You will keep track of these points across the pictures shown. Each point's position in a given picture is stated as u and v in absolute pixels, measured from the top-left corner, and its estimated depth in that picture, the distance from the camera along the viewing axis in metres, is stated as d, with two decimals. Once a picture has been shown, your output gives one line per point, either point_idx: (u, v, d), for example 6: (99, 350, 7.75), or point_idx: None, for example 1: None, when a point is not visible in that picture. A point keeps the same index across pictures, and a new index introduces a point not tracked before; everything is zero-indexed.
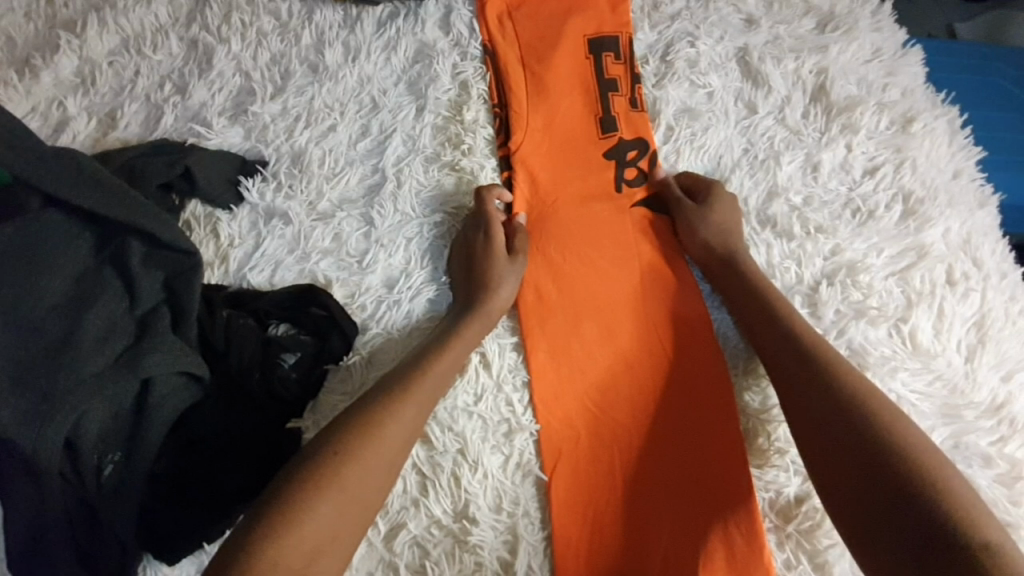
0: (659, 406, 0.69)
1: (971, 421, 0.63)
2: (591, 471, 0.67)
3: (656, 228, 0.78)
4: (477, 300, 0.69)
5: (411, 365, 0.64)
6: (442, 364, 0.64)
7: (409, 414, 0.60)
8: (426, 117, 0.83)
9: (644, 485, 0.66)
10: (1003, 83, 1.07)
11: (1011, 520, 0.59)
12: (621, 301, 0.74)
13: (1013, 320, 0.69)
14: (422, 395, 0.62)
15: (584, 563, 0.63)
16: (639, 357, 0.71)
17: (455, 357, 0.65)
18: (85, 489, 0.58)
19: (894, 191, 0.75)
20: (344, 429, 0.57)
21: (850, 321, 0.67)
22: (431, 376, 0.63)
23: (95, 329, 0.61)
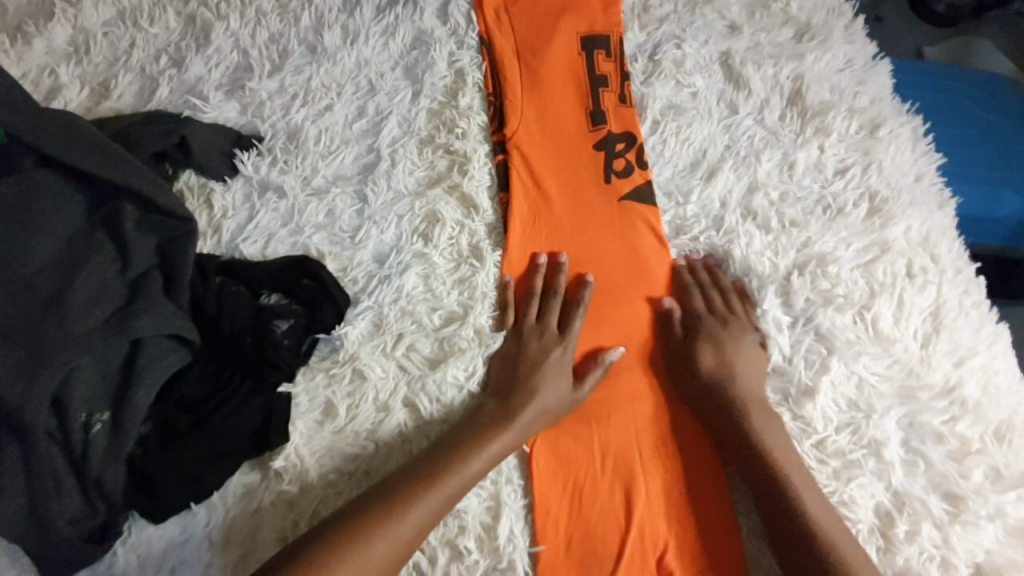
0: (636, 400, 0.72)
1: (925, 402, 0.67)
2: (571, 449, 0.69)
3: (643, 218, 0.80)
4: (522, 398, 0.67)
5: (456, 440, 0.64)
6: (490, 448, 0.64)
7: (443, 500, 0.60)
8: (423, 101, 0.85)
9: (625, 463, 0.69)
10: (964, 104, 1.18)
11: (961, 491, 0.63)
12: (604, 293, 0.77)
13: (967, 310, 0.74)
14: (464, 481, 0.62)
15: (563, 533, 0.65)
16: (621, 351, 0.74)
17: (498, 451, 0.64)
18: (73, 447, 0.59)
19: (861, 190, 0.80)
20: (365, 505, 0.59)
21: (818, 309, 0.72)
22: (475, 460, 0.63)
23: (86, 289, 0.62)
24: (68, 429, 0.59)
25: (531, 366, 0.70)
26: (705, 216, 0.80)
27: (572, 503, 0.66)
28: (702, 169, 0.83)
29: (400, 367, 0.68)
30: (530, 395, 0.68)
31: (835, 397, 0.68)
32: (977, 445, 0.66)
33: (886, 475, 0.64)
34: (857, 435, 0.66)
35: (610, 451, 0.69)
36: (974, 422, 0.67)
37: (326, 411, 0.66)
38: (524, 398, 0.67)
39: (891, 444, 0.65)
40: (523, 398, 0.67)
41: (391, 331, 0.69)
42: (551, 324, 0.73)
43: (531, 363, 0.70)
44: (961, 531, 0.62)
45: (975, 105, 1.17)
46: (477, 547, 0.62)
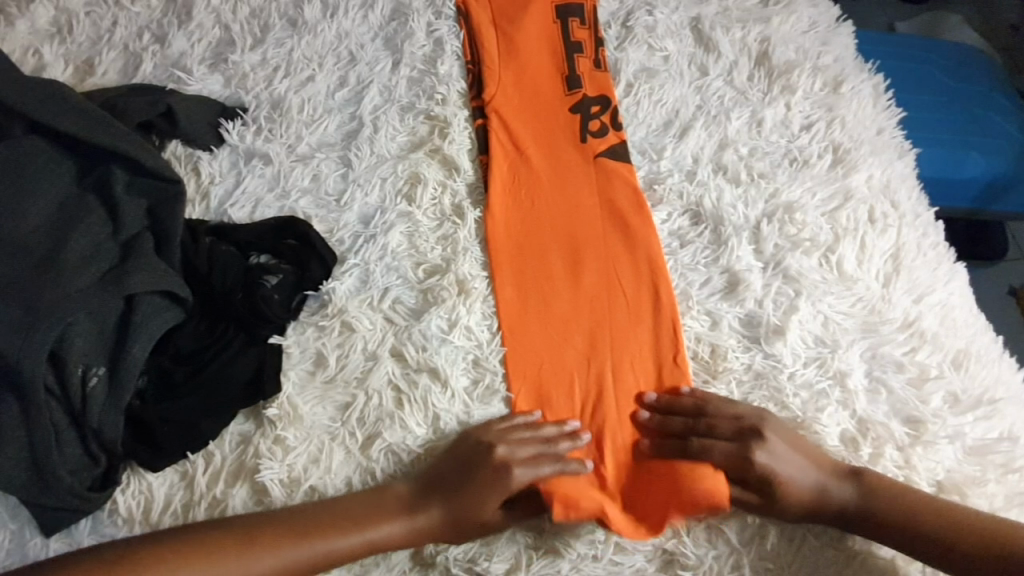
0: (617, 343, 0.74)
1: (887, 335, 0.71)
2: (554, 397, 0.71)
3: (614, 172, 0.83)
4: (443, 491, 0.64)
5: (358, 516, 0.61)
6: (371, 531, 0.61)
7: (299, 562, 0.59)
8: (402, 70, 0.87)
9: (606, 401, 0.71)
10: (932, 71, 1.22)
11: (920, 415, 0.67)
12: (579, 244, 0.79)
13: (925, 252, 0.78)
14: (323, 555, 0.59)
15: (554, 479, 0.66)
16: (600, 298, 0.76)
17: (375, 541, 0.61)
18: (72, 399, 0.61)
19: (826, 143, 0.84)
20: (238, 544, 0.58)
21: (786, 253, 0.75)
22: (349, 538, 0.60)
23: (80, 250, 0.64)
24: (65, 382, 0.61)
25: (464, 461, 0.65)
26: (678, 171, 0.83)
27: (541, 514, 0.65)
28: (675, 126, 0.86)
29: (387, 319, 0.71)
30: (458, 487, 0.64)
31: (804, 333, 0.71)
32: (935, 372, 0.70)
33: (851, 404, 0.68)
34: (824, 368, 0.70)
35: (594, 389, 0.71)
36: (932, 351, 0.71)
37: (317, 362, 0.68)
38: (459, 491, 0.64)
39: (855, 375, 0.69)
40: (433, 503, 0.63)
41: (377, 286, 0.73)
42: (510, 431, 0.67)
43: (470, 468, 0.65)
44: (922, 452, 0.66)
45: (942, 72, 1.22)
46: None
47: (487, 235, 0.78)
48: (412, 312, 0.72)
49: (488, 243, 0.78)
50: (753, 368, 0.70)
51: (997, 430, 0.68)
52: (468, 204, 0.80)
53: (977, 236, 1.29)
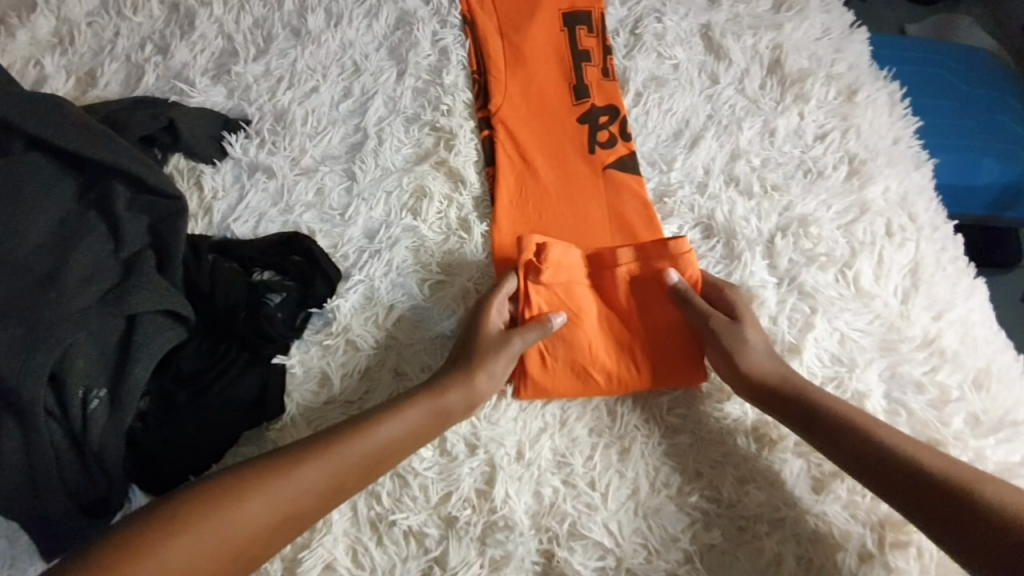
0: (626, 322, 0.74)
1: (906, 353, 0.69)
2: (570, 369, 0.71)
3: (624, 184, 0.81)
4: (458, 369, 0.65)
5: (388, 405, 0.63)
6: (411, 413, 0.63)
7: (350, 462, 0.58)
8: (407, 81, 0.86)
9: (627, 375, 0.71)
10: (945, 74, 1.19)
11: (942, 437, 0.65)
12: (588, 224, 0.80)
13: (944, 266, 0.76)
14: (375, 445, 0.60)
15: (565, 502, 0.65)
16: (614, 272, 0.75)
17: (416, 421, 0.62)
18: (72, 422, 0.60)
19: (840, 154, 0.82)
20: (281, 467, 0.56)
21: (801, 268, 0.74)
22: (389, 423, 0.61)
23: (80, 269, 0.63)
24: (65, 405, 0.60)
25: (463, 347, 0.67)
26: (689, 182, 0.81)
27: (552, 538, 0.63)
28: (686, 137, 0.84)
29: (392, 338, 0.70)
30: (468, 366, 0.66)
31: (819, 351, 0.69)
32: (956, 392, 0.68)
33: None
34: (841, 388, 0.68)
35: (614, 364, 0.72)
36: (953, 370, 0.69)
37: (322, 382, 0.68)
38: (469, 363, 0.66)
39: (873, 395, 0.67)
40: (455, 381, 0.65)
41: (382, 303, 0.72)
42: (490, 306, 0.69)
43: (477, 350, 0.67)
44: None
45: (955, 75, 1.19)
46: (469, 510, 0.64)
47: (494, 250, 0.77)
48: (416, 325, 0.71)
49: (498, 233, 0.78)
50: None
51: (1021, 453, 0.66)
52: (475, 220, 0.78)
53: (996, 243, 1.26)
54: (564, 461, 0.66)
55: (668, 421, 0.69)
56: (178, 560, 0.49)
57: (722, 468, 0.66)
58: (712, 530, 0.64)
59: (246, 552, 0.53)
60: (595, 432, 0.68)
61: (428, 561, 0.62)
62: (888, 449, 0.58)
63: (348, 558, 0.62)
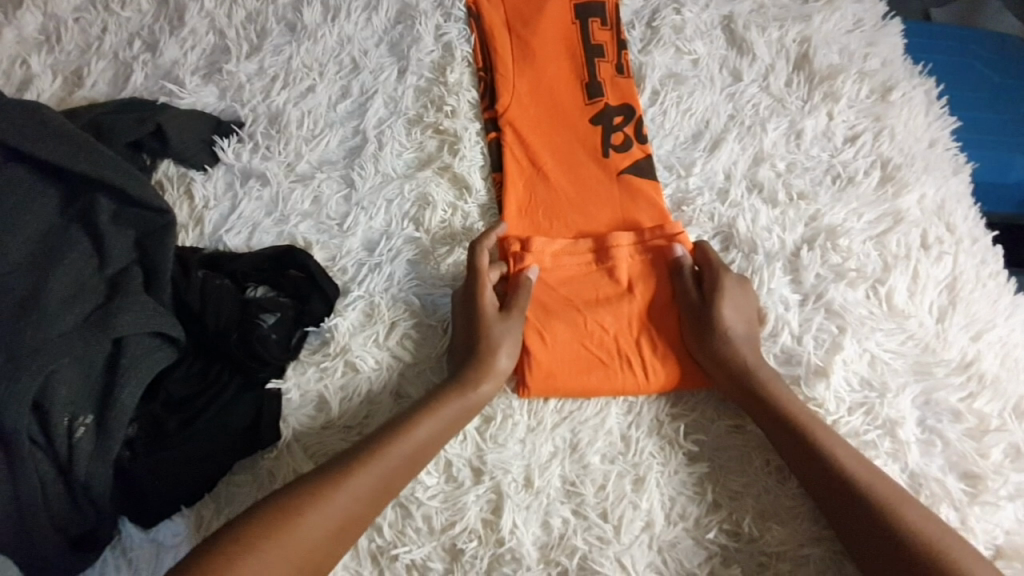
0: (639, 308, 0.71)
1: (941, 378, 0.65)
2: (573, 361, 0.68)
3: (635, 186, 0.76)
4: (479, 365, 0.64)
5: (418, 407, 0.62)
6: (445, 410, 0.62)
7: (393, 465, 0.58)
8: (409, 79, 0.81)
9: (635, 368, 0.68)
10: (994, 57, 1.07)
11: (979, 471, 0.61)
12: (593, 213, 0.76)
13: (983, 281, 0.71)
14: (415, 444, 0.59)
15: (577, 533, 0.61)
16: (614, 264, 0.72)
17: (451, 418, 0.62)
18: (57, 452, 0.57)
19: (873, 158, 0.77)
20: (329, 480, 0.56)
21: (828, 284, 0.69)
22: (425, 424, 0.60)
23: (63, 288, 0.59)
24: (49, 434, 0.57)
25: (470, 338, 0.65)
26: (708, 188, 0.76)
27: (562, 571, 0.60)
28: (705, 139, 0.79)
29: (393, 358, 0.67)
30: (487, 361, 0.64)
31: (848, 374, 0.65)
32: (995, 422, 0.63)
33: (902, 456, 0.62)
34: (871, 415, 0.63)
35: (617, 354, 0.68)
36: (992, 397, 0.65)
37: (319, 406, 0.64)
38: (486, 357, 0.64)
39: (906, 424, 0.63)
40: (472, 381, 0.63)
41: (383, 320, 0.68)
42: (484, 295, 0.67)
43: (487, 342, 0.65)
44: (980, 512, 0.60)
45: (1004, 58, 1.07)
46: (475, 542, 0.60)
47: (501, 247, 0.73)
48: (419, 329, 0.68)
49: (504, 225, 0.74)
50: None
51: None
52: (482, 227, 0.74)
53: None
54: (574, 490, 0.63)
55: (685, 447, 0.65)
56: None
57: (741, 499, 0.63)
58: (732, 566, 0.61)
59: (313, 562, 0.52)
60: (607, 458, 0.64)
61: None
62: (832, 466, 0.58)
63: None
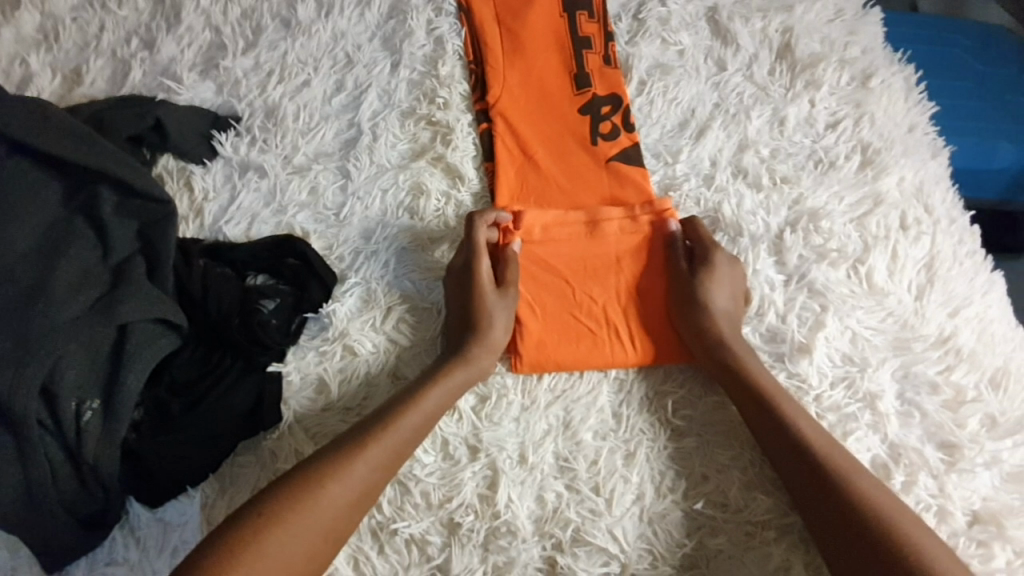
0: (625, 278, 0.73)
1: (919, 352, 0.67)
2: (564, 334, 0.71)
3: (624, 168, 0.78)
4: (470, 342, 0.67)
5: (421, 379, 0.65)
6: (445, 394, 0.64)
7: (397, 439, 0.60)
8: (402, 72, 0.83)
9: (624, 339, 0.71)
10: (978, 47, 1.09)
11: (956, 440, 0.64)
12: (583, 193, 0.78)
13: (961, 260, 0.73)
14: (414, 427, 0.61)
15: (570, 507, 0.63)
16: (604, 242, 0.74)
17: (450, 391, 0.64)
18: (65, 435, 0.59)
19: (853, 143, 0.79)
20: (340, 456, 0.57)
21: (811, 265, 0.71)
22: (430, 394, 0.63)
23: (68, 277, 0.61)
24: (57, 418, 0.59)
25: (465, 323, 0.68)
26: (695, 175, 0.78)
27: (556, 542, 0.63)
28: (692, 128, 0.81)
29: (390, 341, 0.69)
30: (479, 339, 0.67)
31: (830, 351, 0.67)
32: (972, 393, 0.66)
33: (882, 427, 0.64)
34: (852, 389, 0.66)
35: (606, 327, 0.71)
36: (969, 370, 0.67)
37: (319, 390, 0.66)
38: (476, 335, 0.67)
39: (886, 396, 0.65)
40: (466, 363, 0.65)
41: (379, 306, 0.70)
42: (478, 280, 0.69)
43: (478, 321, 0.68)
44: (957, 479, 0.62)
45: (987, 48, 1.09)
46: (472, 516, 0.62)
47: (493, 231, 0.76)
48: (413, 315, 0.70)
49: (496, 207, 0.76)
50: None
51: None
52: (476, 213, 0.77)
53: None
54: (567, 466, 0.65)
55: (673, 422, 0.67)
56: (279, 557, 0.51)
57: (729, 472, 0.65)
58: (720, 536, 0.63)
59: (323, 543, 0.54)
60: (599, 435, 0.67)
61: (431, 569, 0.61)
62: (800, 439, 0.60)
63: (349, 566, 0.61)
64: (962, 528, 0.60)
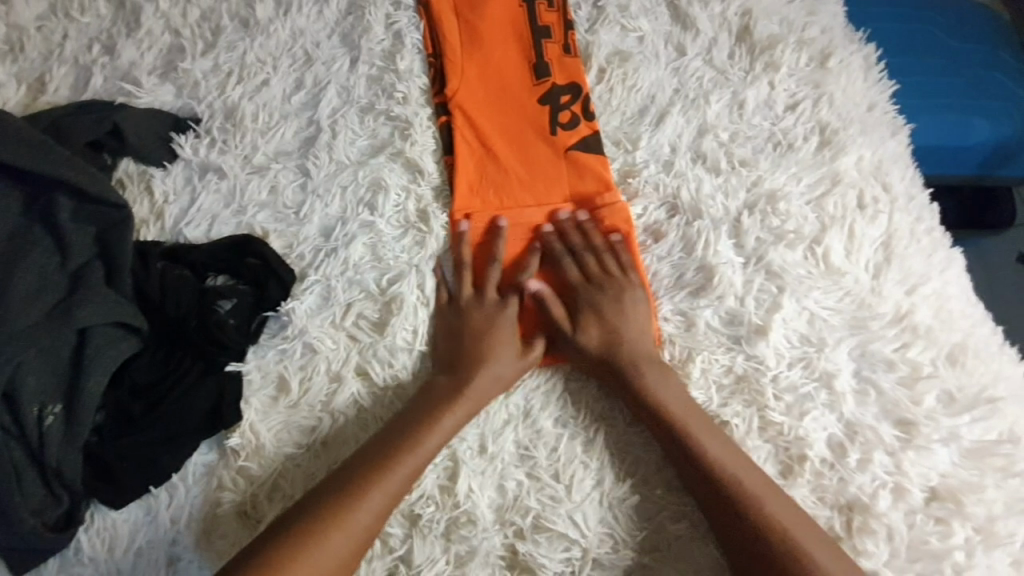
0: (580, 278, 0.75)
1: (876, 331, 0.68)
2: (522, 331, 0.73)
3: (579, 159, 0.78)
4: (468, 372, 0.68)
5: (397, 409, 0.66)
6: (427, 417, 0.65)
7: (404, 475, 0.62)
8: (361, 68, 0.83)
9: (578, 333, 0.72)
10: (944, 23, 1.07)
11: (913, 418, 0.65)
12: (540, 191, 0.79)
13: (918, 238, 0.74)
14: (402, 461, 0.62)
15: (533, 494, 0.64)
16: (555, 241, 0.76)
17: (452, 424, 0.65)
18: (28, 439, 0.60)
19: (812, 124, 0.79)
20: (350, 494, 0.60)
21: (768, 247, 0.71)
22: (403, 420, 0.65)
23: (25, 284, 0.62)
24: (19, 422, 0.59)
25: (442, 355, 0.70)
26: (655, 161, 0.78)
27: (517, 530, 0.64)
28: (652, 113, 0.80)
29: (350, 337, 0.69)
30: (476, 367, 0.68)
31: (788, 332, 0.68)
32: (928, 369, 0.67)
33: (838, 406, 0.65)
34: (810, 369, 0.66)
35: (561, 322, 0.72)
36: (925, 347, 0.68)
37: (279, 387, 0.67)
38: (472, 366, 0.69)
39: (842, 375, 0.66)
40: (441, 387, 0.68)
41: (339, 302, 0.70)
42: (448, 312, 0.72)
43: (473, 351, 0.70)
44: (914, 456, 0.64)
45: (952, 24, 1.07)
46: (433, 507, 0.64)
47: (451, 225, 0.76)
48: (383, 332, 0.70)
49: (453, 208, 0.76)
50: (733, 370, 0.67)
51: (997, 430, 0.66)
52: (434, 208, 0.76)
53: (1003, 201, 1.12)
54: (527, 454, 0.66)
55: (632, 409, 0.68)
56: None
57: None
58: (682, 521, 0.64)
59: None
60: (559, 422, 0.67)
61: (394, 560, 0.63)
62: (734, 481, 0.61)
63: None
64: (920, 505, 0.63)
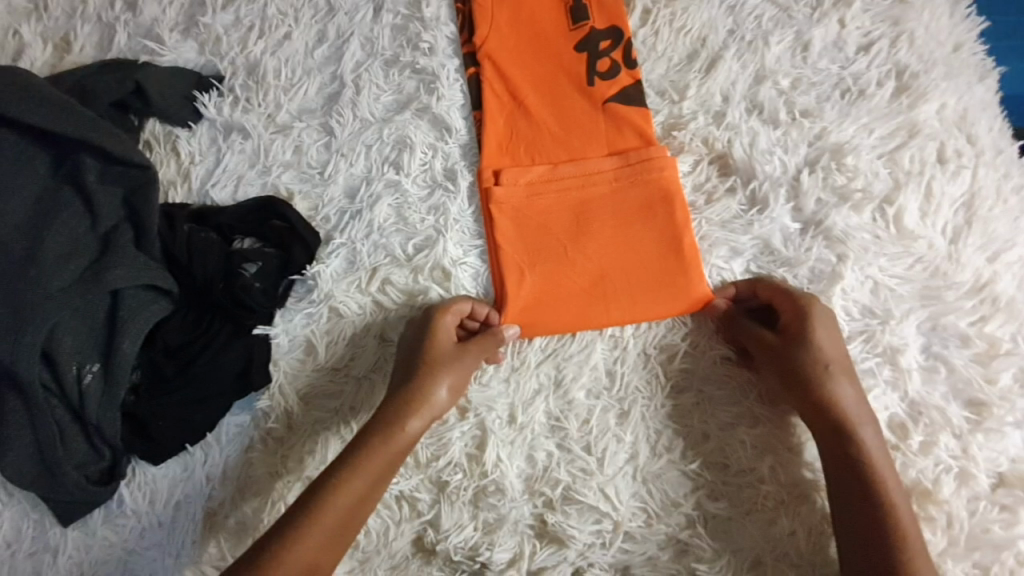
0: (621, 235, 0.68)
1: (951, 302, 0.61)
2: (557, 292, 0.67)
3: (617, 109, 0.72)
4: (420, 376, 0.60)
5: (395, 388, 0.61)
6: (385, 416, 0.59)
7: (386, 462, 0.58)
8: (385, 17, 0.77)
9: (616, 298, 0.66)
10: None
11: (985, 399, 0.59)
12: (577, 144, 0.72)
13: (1006, 198, 0.65)
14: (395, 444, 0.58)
15: (564, 466, 0.62)
16: (594, 196, 0.69)
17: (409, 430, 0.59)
18: (68, 397, 0.61)
19: (887, 67, 0.69)
20: (353, 484, 0.56)
21: (830, 210, 0.65)
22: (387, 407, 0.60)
23: (59, 246, 0.62)
24: (60, 381, 0.61)
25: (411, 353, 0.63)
26: (704, 112, 0.70)
27: (546, 500, 0.62)
28: (702, 57, 0.72)
29: (376, 302, 0.68)
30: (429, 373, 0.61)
31: (848, 304, 0.62)
32: (1007, 346, 0.60)
33: (902, 384, 0.60)
34: (871, 343, 0.61)
35: (598, 284, 0.66)
36: (1006, 321, 0.61)
37: (308, 350, 0.67)
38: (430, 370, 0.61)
39: (909, 350, 0.60)
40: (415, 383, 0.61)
41: (364, 267, 0.68)
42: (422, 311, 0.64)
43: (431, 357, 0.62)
44: (982, 439, 0.58)
45: None
46: (460, 474, 0.62)
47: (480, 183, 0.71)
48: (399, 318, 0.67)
49: (481, 164, 0.72)
50: None
51: None
52: (462, 167, 0.72)
53: None
54: (558, 425, 0.64)
55: (671, 381, 0.64)
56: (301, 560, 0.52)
57: (731, 431, 0.62)
58: (721, 500, 0.61)
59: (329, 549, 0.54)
60: (592, 394, 0.64)
61: (422, 523, 0.63)
62: (855, 463, 0.56)
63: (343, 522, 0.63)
64: (985, 492, 0.58)
